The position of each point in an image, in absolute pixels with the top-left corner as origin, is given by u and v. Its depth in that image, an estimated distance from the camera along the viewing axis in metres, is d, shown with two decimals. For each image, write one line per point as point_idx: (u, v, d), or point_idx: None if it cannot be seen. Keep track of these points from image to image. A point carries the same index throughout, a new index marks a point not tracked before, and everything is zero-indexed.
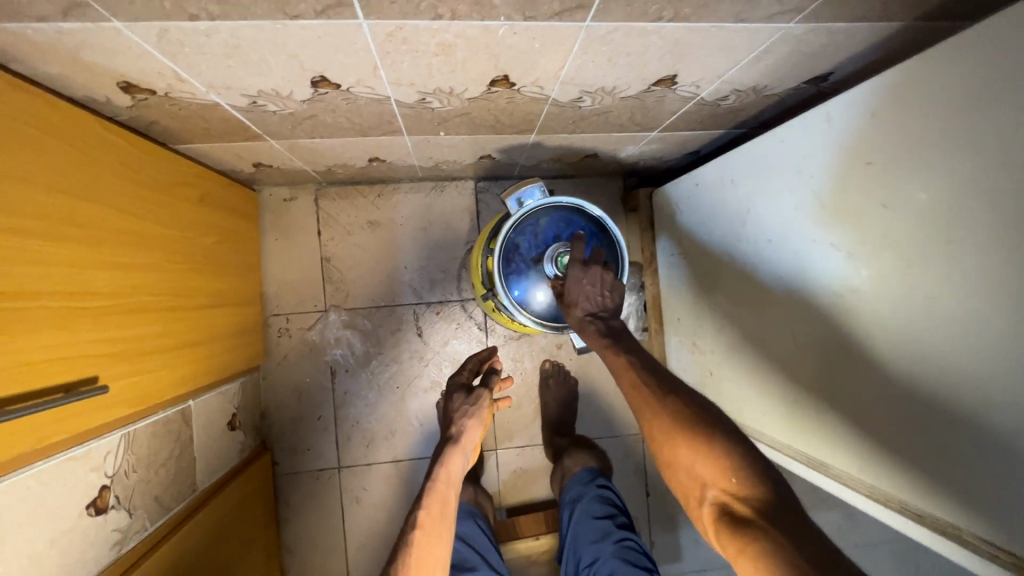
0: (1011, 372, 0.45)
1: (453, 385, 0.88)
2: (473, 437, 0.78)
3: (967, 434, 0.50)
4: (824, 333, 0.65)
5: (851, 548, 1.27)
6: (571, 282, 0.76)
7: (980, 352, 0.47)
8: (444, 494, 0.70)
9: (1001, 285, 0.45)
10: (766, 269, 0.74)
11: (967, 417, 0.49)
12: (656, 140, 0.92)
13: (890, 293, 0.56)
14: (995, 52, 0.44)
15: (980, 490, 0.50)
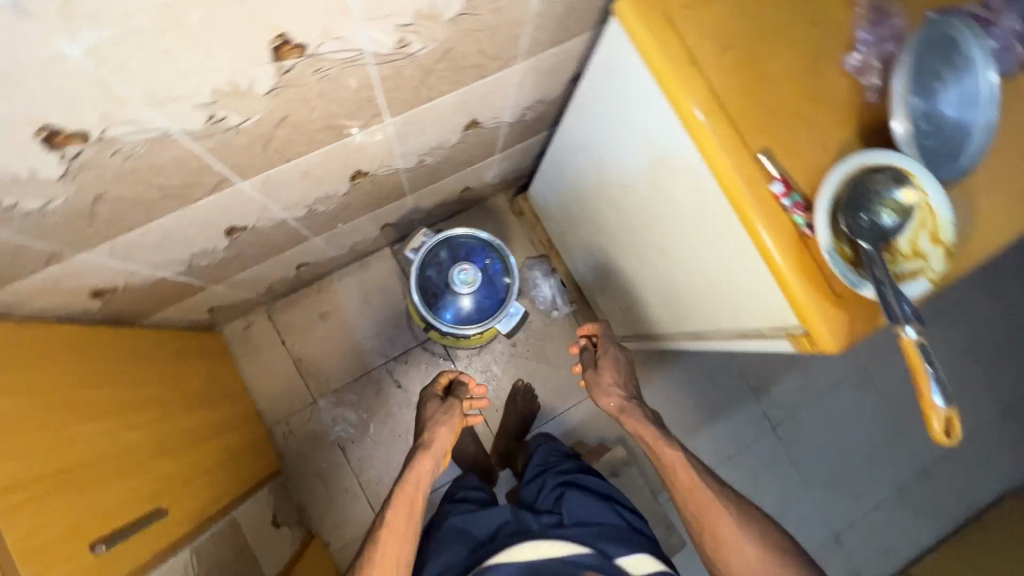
0: (706, 231, 0.67)
1: (429, 393, 0.98)
2: (444, 443, 0.90)
3: (711, 276, 0.72)
4: (640, 244, 0.87)
5: (818, 396, 1.48)
6: (604, 366, 0.97)
7: (691, 226, 0.70)
8: (412, 496, 0.82)
9: (678, 182, 0.67)
10: (599, 214, 0.96)
11: (706, 267, 0.72)
12: (503, 157, 1.14)
13: (645, 205, 0.78)
14: (611, 49, 0.66)
15: (729, 308, 0.72)
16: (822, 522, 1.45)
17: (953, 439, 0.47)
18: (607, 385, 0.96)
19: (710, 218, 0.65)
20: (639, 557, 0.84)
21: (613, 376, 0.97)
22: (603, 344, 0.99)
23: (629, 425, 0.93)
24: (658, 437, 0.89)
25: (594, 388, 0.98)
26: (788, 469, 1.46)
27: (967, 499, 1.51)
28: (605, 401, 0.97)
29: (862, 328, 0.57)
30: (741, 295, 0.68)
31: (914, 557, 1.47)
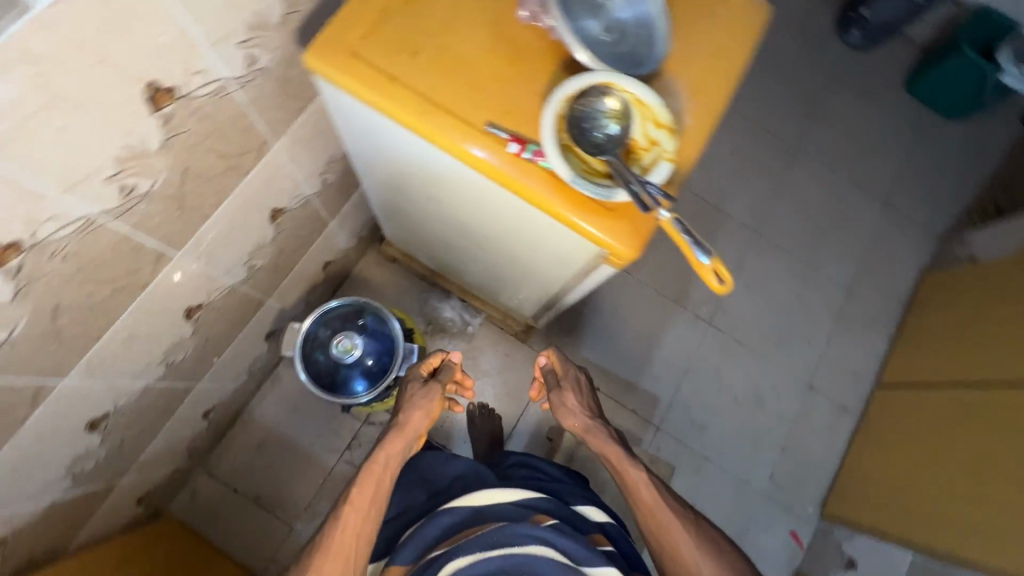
0: (505, 213, 0.73)
1: (414, 367, 0.92)
2: (417, 424, 0.86)
3: (532, 245, 0.79)
4: (477, 239, 0.92)
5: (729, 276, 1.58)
6: (566, 391, 0.95)
7: (495, 213, 0.76)
8: (379, 476, 0.80)
9: (464, 185, 0.72)
10: (437, 226, 1.00)
11: (525, 240, 0.79)
12: (340, 221, 1.16)
13: (458, 209, 0.83)
14: (344, 103, 0.69)
15: (558, 264, 0.80)
16: (790, 379, 1.54)
17: (725, 284, 0.53)
18: (571, 404, 0.94)
19: (493, 195, 0.69)
20: (596, 507, 0.86)
21: (576, 396, 0.95)
22: (565, 367, 0.98)
23: (594, 446, 0.91)
24: (623, 457, 0.87)
25: (557, 408, 0.95)
26: (739, 350, 1.54)
27: (893, 294, 1.63)
28: (568, 423, 0.94)
29: (648, 228, 0.61)
30: (558, 252, 0.75)
31: (878, 366, 1.57)
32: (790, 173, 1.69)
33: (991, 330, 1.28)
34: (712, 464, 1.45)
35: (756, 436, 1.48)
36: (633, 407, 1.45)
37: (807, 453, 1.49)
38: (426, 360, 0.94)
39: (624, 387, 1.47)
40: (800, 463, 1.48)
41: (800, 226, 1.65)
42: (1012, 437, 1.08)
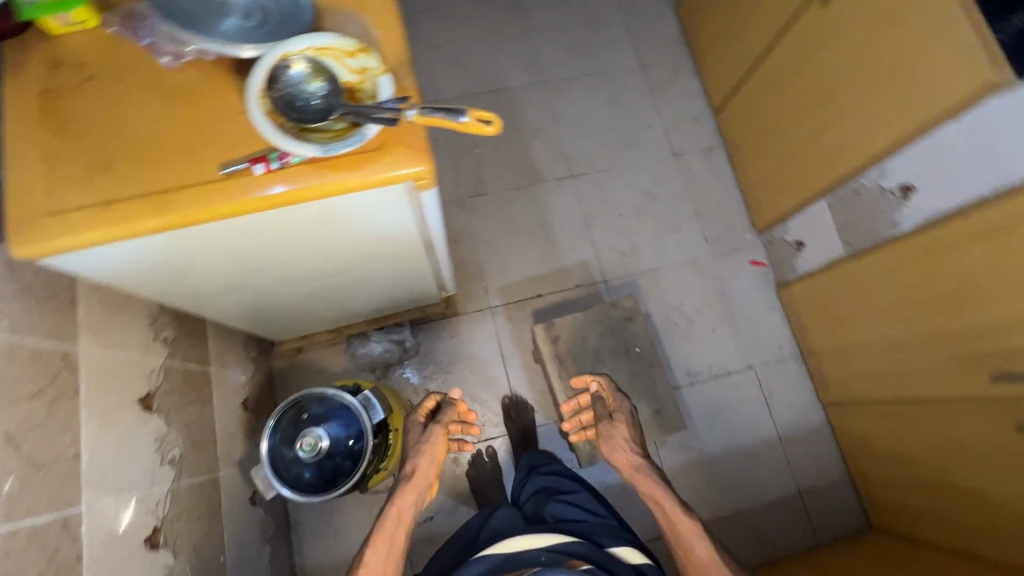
0: (319, 230, 0.73)
1: (413, 417, 1.04)
2: (427, 472, 0.97)
3: (366, 239, 0.80)
4: (329, 272, 0.91)
5: (554, 133, 1.66)
6: (616, 428, 1.04)
7: (313, 238, 0.76)
8: (392, 532, 0.88)
9: (266, 236, 0.71)
10: (291, 288, 0.96)
11: (357, 239, 0.79)
12: (219, 361, 1.10)
13: (286, 260, 0.81)
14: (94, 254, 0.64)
15: (400, 237, 0.82)
16: (659, 162, 1.66)
17: (494, 120, 0.54)
18: (622, 440, 1.03)
19: (290, 221, 0.68)
20: (631, 548, 0.98)
21: (627, 434, 1.04)
22: (614, 405, 1.09)
23: (642, 485, 0.97)
24: (674, 504, 0.92)
25: (608, 444, 1.04)
26: (609, 175, 1.63)
27: (672, 42, 1.77)
28: (618, 458, 1.02)
29: (419, 138, 0.63)
30: (389, 227, 0.77)
31: (706, 100, 1.72)
32: (529, 19, 1.76)
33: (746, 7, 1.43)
34: (663, 268, 1.56)
35: (672, 222, 1.60)
36: (576, 282, 1.52)
37: (714, 201, 1.63)
38: (422, 408, 1.07)
39: (557, 275, 1.53)
40: (717, 212, 1.62)
41: (568, 52, 1.74)
42: (814, 66, 1.23)
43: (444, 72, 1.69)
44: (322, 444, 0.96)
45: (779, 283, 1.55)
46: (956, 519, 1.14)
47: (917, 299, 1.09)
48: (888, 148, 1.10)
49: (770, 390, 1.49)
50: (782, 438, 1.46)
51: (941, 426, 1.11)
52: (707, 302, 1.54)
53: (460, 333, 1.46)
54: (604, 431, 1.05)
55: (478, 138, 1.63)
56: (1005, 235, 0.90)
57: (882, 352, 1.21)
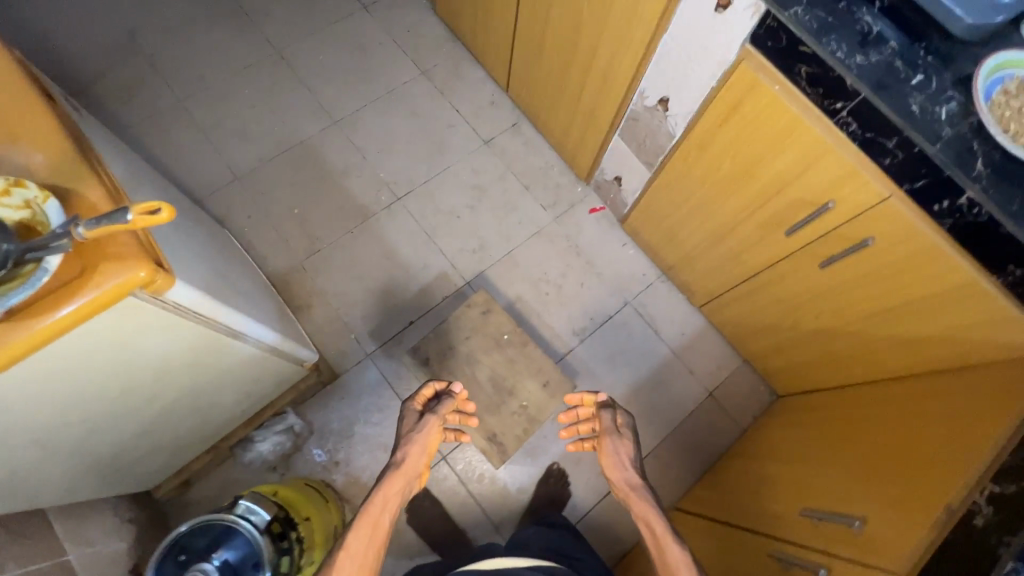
0: (86, 370, 0.69)
1: (409, 405, 1.02)
2: (416, 461, 0.95)
3: (154, 356, 0.76)
4: (142, 402, 0.85)
5: (365, 165, 1.65)
6: (620, 446, 0.98)
7: (86, 380, 0.71)
8: (376, 519, 0.85)
9: (23, 400, 0.65)
10: (113, 435, 0.89)
11: (143, 360, 0.75)
12: (79, 541, 0.99)
13: (75, 413, 0.75)
14: None
15: (192, 339, 0.80)
16: (474, 154, 1.69)
17: (164, 206, 0.55)
18: (622, 457, 0.97)
19: (50, 360, 0.62)
20: None
21: (631, 452, 0.98)
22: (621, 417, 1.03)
23: (636, 507, 0.92)
24: (666, 530, 0.85)
25: (610, 457, 0.98)
26: (433, 184, 1.65)
27: (443, 40, 1.82)
28: (615, 475, 0.97)
29: (128, 244, 0.59)
30: (168, 335, 0.74)
31: (494, 82, 1.78)
32: (299, 67, 1.74)
33: None
34: (515, 249, 1.60)
35: (507, 203, 1.65)
36: (441, 296, 1.52)
37: (537, 169, 1.69)
38: (419, 396, 1.04)
39: (421, 297, 1.52)
40: (543, 179, 1.68)
41: (350, 85, 1.73)
42: (553, 23, 1.31)
43: (233, 147, 1.62)
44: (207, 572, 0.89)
45: (619, 220, 1.64)
46: (819, 361, 1.25)
47: (713, 189, 1.19)
48: (635, 73, 1.19)
49: (650, 315, 1.57)
50: (676, 353, 1.55)
51: (774, 289, 1.23)
52: (566, 263, 1.60)
53: (348, 393, 1.41)
54: (608, 449, 0.99)
55: (293, 198, 1.59)
56: (741, 110, 1.00)
57: (711, 245, 1.32)
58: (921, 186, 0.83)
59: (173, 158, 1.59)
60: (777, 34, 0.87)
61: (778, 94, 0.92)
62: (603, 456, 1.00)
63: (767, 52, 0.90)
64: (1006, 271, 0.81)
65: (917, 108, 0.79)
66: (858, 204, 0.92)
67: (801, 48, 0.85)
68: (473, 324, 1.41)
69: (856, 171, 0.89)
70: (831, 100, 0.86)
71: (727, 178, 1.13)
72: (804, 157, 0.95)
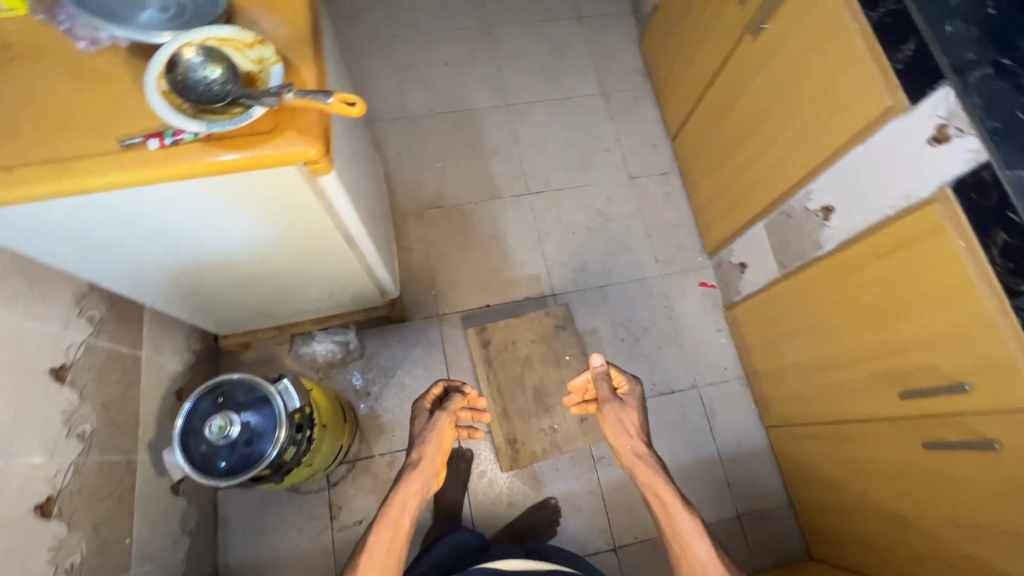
0: (229, 210, 0.78)
1: (420, 402, 1.02)
2: (432, 459, 0.96)
3: (280, 226, 0.86)
4: (254, 260, 0.96)
5: (514, 152, 1.72)
6: (623, 408, 0.92)
7: (226, 219, 0.81)
8: (395, 521, 0.90)
9: (178, 212, 0.76)
10: (220, 275, 1.01)
11: (271, 225, 0.85)
12: (152, 347, 1.13)
13: (204, 242, 0.87)
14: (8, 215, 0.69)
15: (315, 227, 0.88)
16: (614, 184, 1.71)
17: (358, 102, 0.62)
18: (627, 427, 0.91)
19: (210, 191, 0.73)
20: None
21: (635, 421, 0.92)
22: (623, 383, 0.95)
23: (642, 476, 0.88)
24: (676, 498, 0.85)
25: (613, 425, 0.92)
26: (565, 194, 1.68)
27: (634, 72, 1.87)
28: (620, 442, 0.91)
29: (314, 123, 0.68)
30: (299, 215, 0.83)
31: (663, 128, 1.79)
32: (499, 46, 1.86)
33: (695, 40, 1.51)
34: (612, 285, 1.58)
35: (624, 241, 1.64)
36: (524, 295, 1.55)
37: (666, 223, 1.67)
38: (430, 395, 1.03)
39: (506, 287, 1.56)
40: (668, 234, 1.66)
41: (534, 78, 1.83)
42: (749, 94, 1.30)
43: (415, 90, 1.78)
44: (219, 422, 0.98)
45: (724, 304, 1.57)
46: (883, 543, 1.11)
47: (840, 318, 1.10)
48: (810, 172, 1.14)
49: (712, 410, 1.48)
50: (722, 459, 1.44)
51: (861, 445, 1.10)
52: (654, 320, 1.56)
53: (406, 338, 1.48)
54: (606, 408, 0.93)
55: (441, 153, 1.70)
56: (908, 250, 0.92)
57: (811, 372, 1.22)
58: None
59: (364, 80, 1.77)
60: (987, 190, 0.79)
61: (960, 251, 0.83)
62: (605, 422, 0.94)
63: (967, 204, 0.82)
64: None
65: None
66: (1003, 399, 0.81)
67: (1008, 214, 0.77)
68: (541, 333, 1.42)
69: (1014, 365, 0.79)
70: (1017, 280, 0.77)
71: (860, 311, 1.05)
72: (960, 328, 0.86)
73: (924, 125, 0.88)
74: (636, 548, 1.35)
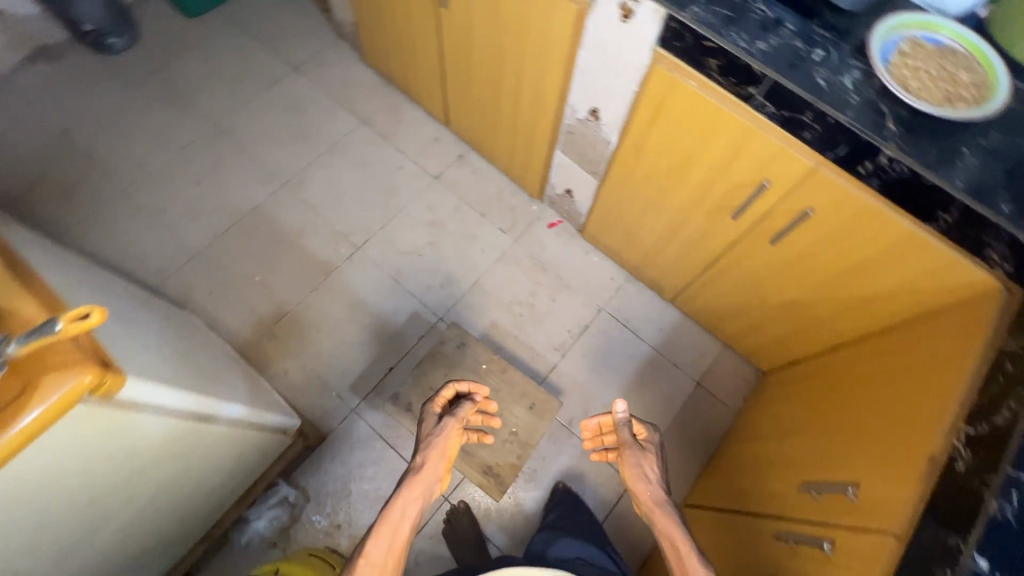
0: (45, 491, 0.65)
1: (431, 407, 1.06)
2: (435, 465, 0.98)
3: (116, 460, 0.74)
4: (120, 505, 0.83)
5: (319, 221, 1.66)
6: (643, 457, 1.00)
7: (50, 501, 0.67)
8: (395, 525, 0.91)
9: None
10: (96, 545, 0.85)
11: (106, 466, 0.73)
12: None
13: (44, 536, 0.72)
14: None
15: (157, 433, 0.78)
16: (425, 191, 1.71)
17: (95, 310, 0.55)
18: (648, 473, 0.99)
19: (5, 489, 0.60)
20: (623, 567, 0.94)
21: (655, 470, 1.00)
22: (644, 430, 1.05)
23: (659, 523, 0.94)
24: (690, 549, 0.89)
25: (631, 471, 1.00)
26: (390, 227, 1.66)
27: (377, 88, 1.87)
28: (637, 488, 0.99)
29: (68, 352, 0.58)
30: (128, 437, 0.72)
31: (433, 119, 1.82)
32: (239, 137, 1.76)
33: (405, 33, 1.54)
34: (483, 276, 1.60)
35: (467, 233, 1.66)
36: (416, 336, 1.52)
37: (490, 195, 1.72)
38: (441, 397, 1.08)
39: (396, 340, 1.51)
40: (497, 203, 1.71)
41: (292, 144, 1.76)
42: (476, 53, 1.35)
43: (186, 225, 1.62)
44: None
45: (578, 229, 1.66)
46: (794, 333, 1.26)
47: (658, 187, 1.22)
48: (563, 91, 1.23)
49: (625, 318, 1.58)
50: (658, 349, 1.55)
51: (735, 269, 1.24)
52: (535, 280, 1.61)
53: (338, 451, 1.38)
54: (624, 455, 1.02)
55: (254, 265, 1.59)
56: (664, 110, 1.04)
57: (669, 240, 1.34)
58: (843, 151, 0.85)
59: (125, 247, 1.57)
60: (682, 34, 0.91)
61: (695, 89, 0.95)
62: (624, 467, 1.02)
63: (677, 52, 0.94)
64: (938, 217, 0.82)
65: (823, 82, 0.84)
66: (790, 180, 0.95)
67: (705, 42, 0.89)
68: (452, 358, 1.41)
69: (782, 150, 0.91)
70: (744, 87, 0.90)
71: (667, 174, 1.16)
72: (733, 146, 0.98)
73: (611, 9, 0.97)
74: None
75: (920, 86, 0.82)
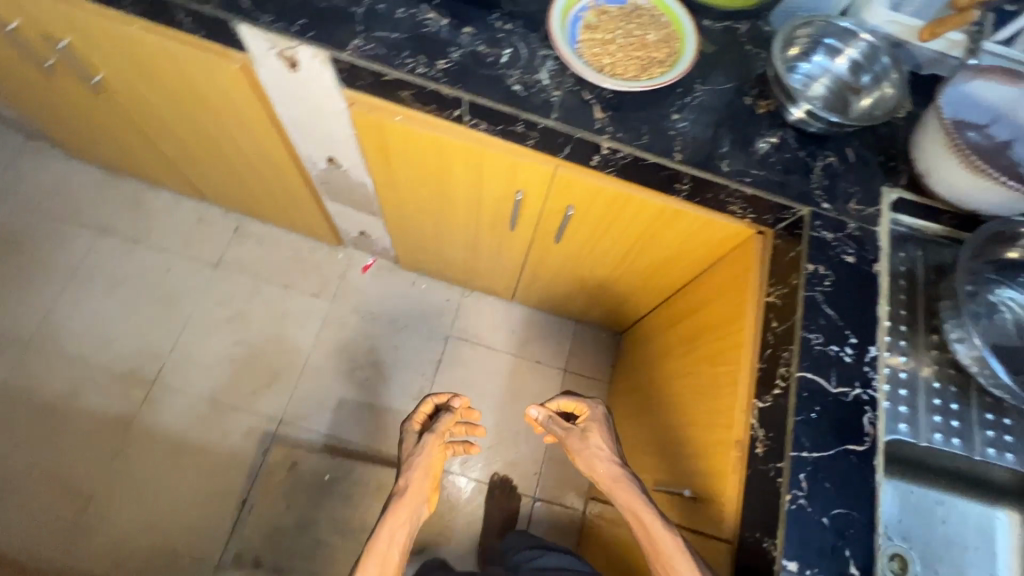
0: None
1: (407, 425, 0.87)
2: (420, 486, 0.80)
3: None
4: None
5: (91, 369, 1.37)
6: (592, 433, 0.80)
7: None
8: (383, 555, 0.73)
9: None
10: None
11: None
12: None
13: None
14: None
15: None
16: (210, 284, 1.47)
17: None
18: (595, 449, 0.79)
19: None
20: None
21: (606, 442, 0.80)
22: (584, 410, 0.83)
23: (619, 498, 0.73)
24: (654, 517, 0.69)
25: (582, 453, 0.79)
26: (183, 342, 1.41)
27: (104, 185, 1.54)
28: (592, 470, 0.78)
29: None
30: None
31: (187, 197, 1.54)
32: None
33: (91, 122, 1.25)
34: (310, 353, 1.43)
35: (275, 315, 1.46)
36: (259, 452, 1.33)
37: (286, 260, 1.51)
38: (418, 413, 0.89)
39: (239, 467, 1.31)
40: (297, 266, 1.51)
41: (20, 291, 1.42)
42: (177, 128, 1.12)
43: None
44: None
45: (395, 262, 1.52)
46: (621, 300, 1.24)
47: (433, 213, 1.11)
48: (287, 147, 1.05)
49: (474, 334, 1.50)
50: (517, 352, 1.50)
51: (543, 264, 1.18)
52: (368, 334, 1.46)
53: None
54: (568, 433, 0.82)
55: (26, 455, 1.28)
56: (390, 148, 0.91)
57: (474, 254, 1.25)
58: (570, 151, 0.77)
59: None
60: (357, 73, 0.77)
61: (404, 124, 0.83)
62: (573, 454, 0.81)
63: (366, 91, 0.81)
64: (676, 189, 0.78)
65: (519, 87, 0.75)
66: (536, 184, 0.87)
67: (384, 77, 0.76)
68: None
69: (512, 161, 0.82)
70: (448, 111, 0.78)
71: (434, 200, 1.05)
72: (470, 167, 0.88)
73: (273, 64, 0.81)
74: (543, 478, 1.41)
75: (614, 61, 0.77)
